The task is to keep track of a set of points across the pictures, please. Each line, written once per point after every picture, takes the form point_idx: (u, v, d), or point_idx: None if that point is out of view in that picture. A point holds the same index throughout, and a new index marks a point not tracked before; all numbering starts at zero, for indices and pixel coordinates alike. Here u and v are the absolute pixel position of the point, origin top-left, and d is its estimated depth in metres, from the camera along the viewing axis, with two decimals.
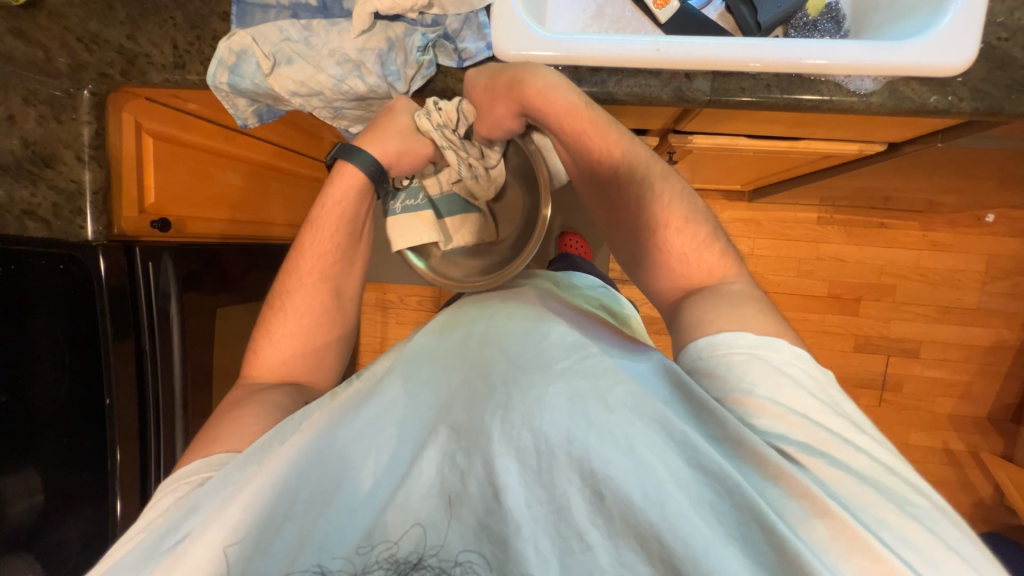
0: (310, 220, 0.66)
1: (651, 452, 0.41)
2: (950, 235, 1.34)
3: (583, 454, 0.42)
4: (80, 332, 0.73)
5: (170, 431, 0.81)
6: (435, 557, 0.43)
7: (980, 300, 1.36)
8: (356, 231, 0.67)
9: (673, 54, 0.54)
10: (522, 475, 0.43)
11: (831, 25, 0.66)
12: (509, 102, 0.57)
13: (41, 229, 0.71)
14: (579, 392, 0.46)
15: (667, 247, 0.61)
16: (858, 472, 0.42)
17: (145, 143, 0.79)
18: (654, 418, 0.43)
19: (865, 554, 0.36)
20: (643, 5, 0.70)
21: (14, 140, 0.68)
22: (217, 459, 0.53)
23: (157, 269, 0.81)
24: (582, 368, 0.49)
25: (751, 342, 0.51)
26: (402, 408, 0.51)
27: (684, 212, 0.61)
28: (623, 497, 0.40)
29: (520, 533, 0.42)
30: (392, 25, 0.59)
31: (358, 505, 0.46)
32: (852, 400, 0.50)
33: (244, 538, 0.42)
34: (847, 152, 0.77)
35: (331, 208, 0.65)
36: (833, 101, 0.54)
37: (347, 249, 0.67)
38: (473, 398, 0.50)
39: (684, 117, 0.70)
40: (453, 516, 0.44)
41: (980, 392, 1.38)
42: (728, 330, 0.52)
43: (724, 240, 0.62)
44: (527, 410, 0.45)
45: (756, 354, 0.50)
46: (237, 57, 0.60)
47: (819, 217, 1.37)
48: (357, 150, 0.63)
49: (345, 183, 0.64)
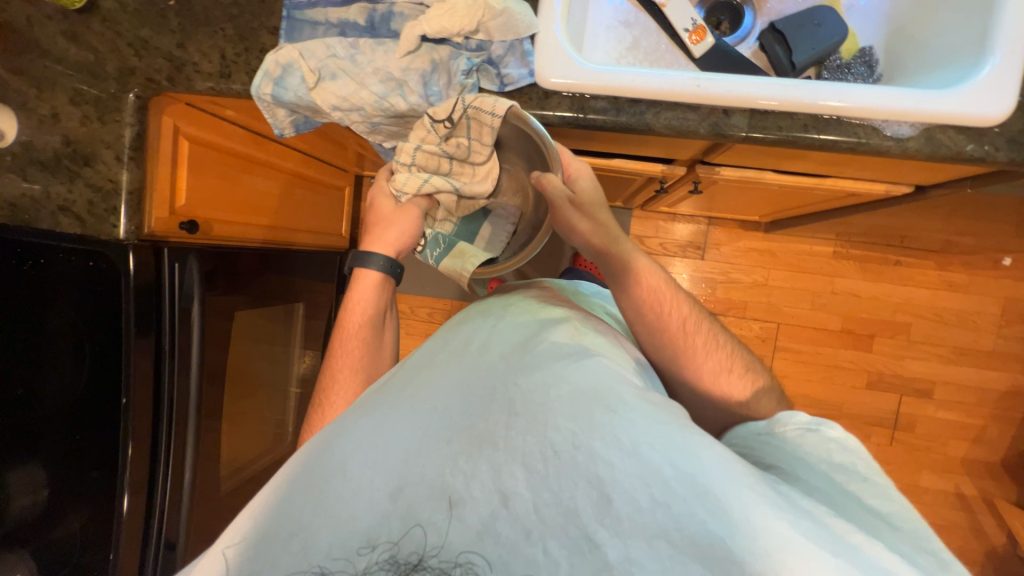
0: (338, 322, 0.73)
1: (653, 450, 0.44)
2: (966, 276, 1.34)
3: (589, 458, 0.44)
4: (103, 327, 0.74)
5: (183, 432, 0.81)
6: (436, 558, 0.42)
7: (995, 343, 1.35)
8: (379, 320, 0.73)
9: (713, 90, 0.55)
10: (529, 479, 0.44)
11: (865, 68, 0.67)
12: (596, 235, 0.66)
13: (74, 225, 0.74)
14: (582, 396, 0.49)
15: (727, 390, 0.64)
16: (886, 518, 0.46)
17: (181, 147, 0.80)
18: (656, 418, 0.47)
19: (877, 551, 0.41)
20: (678, 39, 0.72)
21: (57, 138, 0.71)
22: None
23: (183, 270, 0.81)
24: (581, 375, 0.52)
25: (805, 421, 0.57)
26: (417, 408, 0.54)
27: (736, 361, 0.66)
28: (631, 497, 0.42)
29: (530, 535, 0.42)
30: (438, 48, 0.60)
31: (360, 509, 0.45)
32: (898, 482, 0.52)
33: (246, 541, 0.46)
34: (873, 192, 0.78)
35: (357, 305, 0.72)
36: (869, 144, 0.55)
37: (373, 338, 0.73)
38: (476, 402, 0.52)
39: (714, 151, 0.71)
40: (453, 516, 0.43)
41: (993, 437, 1.36)
42: (783, 412, 0.60)
43: (765, 376, 0.67)
44: (531, 417, 0.48)
45: (809, 430, 0.56)
46: (283, 70, 0.62)
47: (835, 251, 1.37)
48: (369, 254, 0.71)
49: (367, 281, 0.73)
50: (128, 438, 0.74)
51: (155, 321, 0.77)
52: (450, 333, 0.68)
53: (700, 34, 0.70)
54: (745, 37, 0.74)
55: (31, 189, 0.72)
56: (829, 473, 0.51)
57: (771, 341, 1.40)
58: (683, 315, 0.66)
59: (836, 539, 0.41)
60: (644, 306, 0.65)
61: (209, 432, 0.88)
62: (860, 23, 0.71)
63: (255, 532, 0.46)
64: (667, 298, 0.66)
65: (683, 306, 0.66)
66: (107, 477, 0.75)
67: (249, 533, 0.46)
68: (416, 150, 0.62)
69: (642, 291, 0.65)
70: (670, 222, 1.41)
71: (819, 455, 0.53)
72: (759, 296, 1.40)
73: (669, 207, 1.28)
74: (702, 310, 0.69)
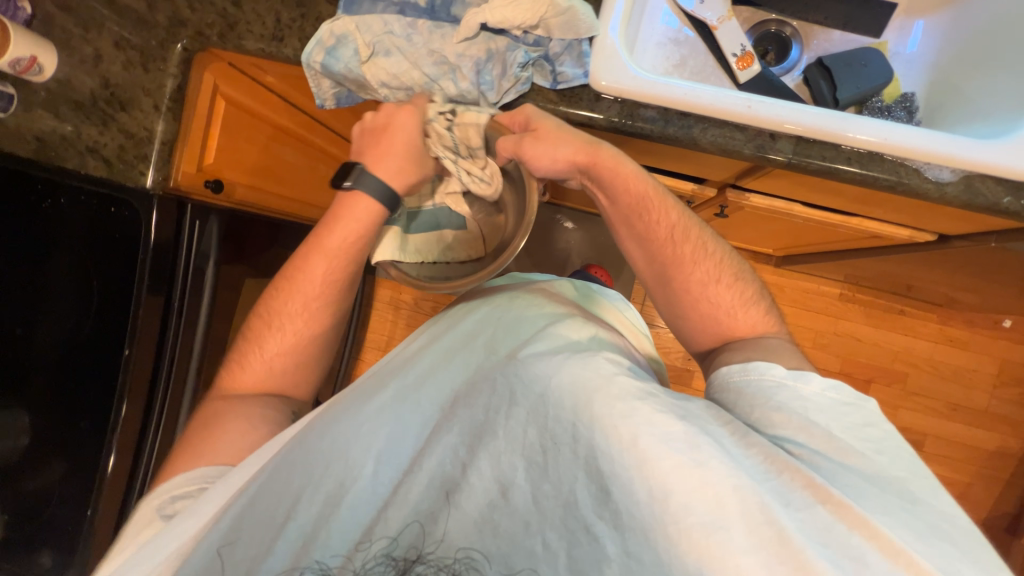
0: (319, 241, 0.65)
1: (653, 443, 0.43)
2: (965, 333, 1.37)
3: (589, 450, 0.44)
4: (119, 276, 0.75)
5: (179, 390, 0.81)
6: (434, 552, 0.43)
7: (989, 403, 1.37)
8: (362, 257, 0.66)
9: (763, 112, 0.56)
10: (528, 471, 0.45)
11: (905, 113, 0.69)
12: (581, 152, 0.59)
13: (100, 168, 0.71)
14: (582, 386, 0.47)
15: (714, 300, 0.64)
16: (871, 477, 0.47)
17: (217, 106, 0.77)
18: (661, 407, 0.46)
19: (865, 530, 0.41)
20: (724, 63, 0.73)
21: (96, 79, 0.69)
22: (193, 477, 0.56)
23: (202, 228, 0.83)
24: (582, 361, 0.50)
25: (783, 373, 0.55)
26: (416, 396, 0.53)
27: (730, 270, 0.65)
28: (629, 491, 0.42)
29: (530, 527, 0.43)
30: (496, 38, 0.60)
31: (361, 500, 0.47)
32: (892, 425, 0.52)
33: (237, 534, 0.45)
34: (896, 236, 0.79)
35: (338, 237, 0.64)
36: (909, 184, 0.56)
37: (351, 272, 0.66)
38: (476, 388, 0.52)
39: (748, 175, 0.71)
40: (450, 507, 0.45)
41: (978, 495, 1.37)
42: (759, 361, 0.57)
43: (762, 297, 0.65)
44: (529, 409, 0.47)
45: (786, 384, 0.54)
46: (336, 40, 0.61)
47: (841, 293, 1.39)
48: (368, 175, 0.63)
49: (353, 212, 0.64)
50: (124, 391, 0.74)
51: (168, 271, 0.79)
52: (454, 317, 0.66)
53: (747, 60, 0.71)
54: (790, 68, 0.75)
55: (59, 127, 0.68)
56: (808, 428, 0.51)
57: None
58: (675, 222, 0.63)
59: (827, 523, 0.42)
60: (632, 214, 0.63)
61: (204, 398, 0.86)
62: (903, 69, 0.73)
63: (248, 530, 0.45)
64: (666, 216, 0.63)
65: (673, 213, 0.63)
66: (96, 430, 0.73)
67: (242, 536, 0.45)
68: (435, 127, 0.62)
69: (629, 212, 0.63)
70: None
71: (801, 412, 0.52)
72: None
73: None
74: (695, 218, 0.66)
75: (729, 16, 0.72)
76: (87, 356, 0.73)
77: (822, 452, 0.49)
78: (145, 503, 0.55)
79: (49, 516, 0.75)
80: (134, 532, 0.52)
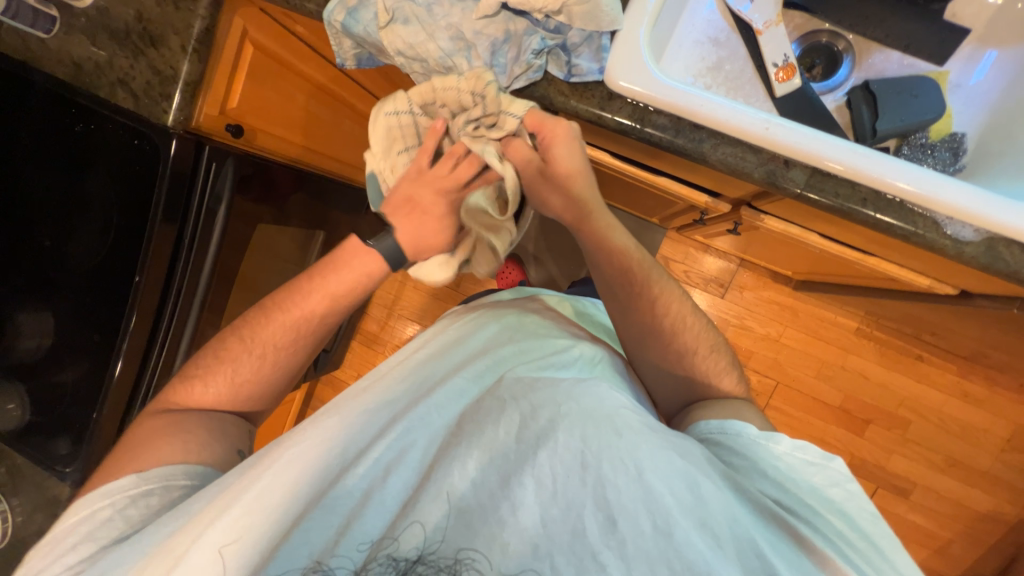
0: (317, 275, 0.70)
1: (657, 477, 0.45)
2: (983, 389, 1.29)
3: (598, 480, 0.44)
4: (136, 207, 0.76)
5: (184, 314, 0.83)
6: (435, 555, 0.42)
7: (992, 465, 1.31)
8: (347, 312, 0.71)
9: (781, 138, 0.53)
10: (539, 493, 0.43)
11: (949, 154, 0.65)
12: (569, 209, 0.65)
13: (129, 100, 0.74)
14: (591, 417, 0.48)
15: (673, 341, 0.68)
16: (842, 536, 0.50)
17: (245, 50, 0.79)
18: (662, 444, 0.48)
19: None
20: (763, 72, 0.68)
21: (132, 12, 0.71)
22: (152, 476, 0.59)
23: (218, 171, 0.80)
24: (588, 391, 0.52)
25: (755, 432, 0.57)
26: (424, 403, 0.55)
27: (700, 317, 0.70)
28: (637, 525, 0.42)
29: (539, 551, 0.41)
30: (515, 20, 0.58)
31: (375, 511, 0.46)
32: (855, 483, 0.54)
33: (239, 539, 0.47)
34: (914, 282, 0.75)
35: (340, 283, 0.69)
36: (924, 237, 0.53)
37: (329, 317, 0.69)
38: (485, 408, 0.51)
39: (763, 198, 0.68)
40: (463, 524, 0.42)
41: (957, 552, 1.34)
42: (733, 420, 0.60)
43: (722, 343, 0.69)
44: (538, 437, 0.46)
45: (759, 443, 0.56)
46: (359, 1, 0.59)
47: (857, 327, 1.33)
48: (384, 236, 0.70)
49: (357, 263, 0.69)
50: (133, 310, 0.77)
51: (183, 208, 0.78)
52: (471, 321, 0.69)
53: (788, 72, 0.66)
54: (833, 88, 0.70)
55: (97, 55, 0.73)
56: (784, 482, 0.53)
57: (764, 396, 1.37)
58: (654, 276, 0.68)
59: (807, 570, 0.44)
60: (613, 257, 0.67)
61: (207, 326, 0.91)
62: (961, 105, 0.67)
63: (252, 532, 0.48)
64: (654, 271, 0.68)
65: (651, 264, 0.68)
66: (105, 341, 0.79)
67: (246, 539, 0.47)
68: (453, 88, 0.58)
69: (599, 253, 0.68)
70: (700, 253, 1.37)
71: (773, 466, 0.54)
72: (766, 350, 1.36)
73: (704, 237, 1.24)
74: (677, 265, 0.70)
75: (778, 21, 0.67)
76: (100, 275, 0.79)
77: (797, 504, 0.51)
78: (95, 505, 0.57)
79: (65, 411, 0.83)
80: (97, 528, 0.55)
